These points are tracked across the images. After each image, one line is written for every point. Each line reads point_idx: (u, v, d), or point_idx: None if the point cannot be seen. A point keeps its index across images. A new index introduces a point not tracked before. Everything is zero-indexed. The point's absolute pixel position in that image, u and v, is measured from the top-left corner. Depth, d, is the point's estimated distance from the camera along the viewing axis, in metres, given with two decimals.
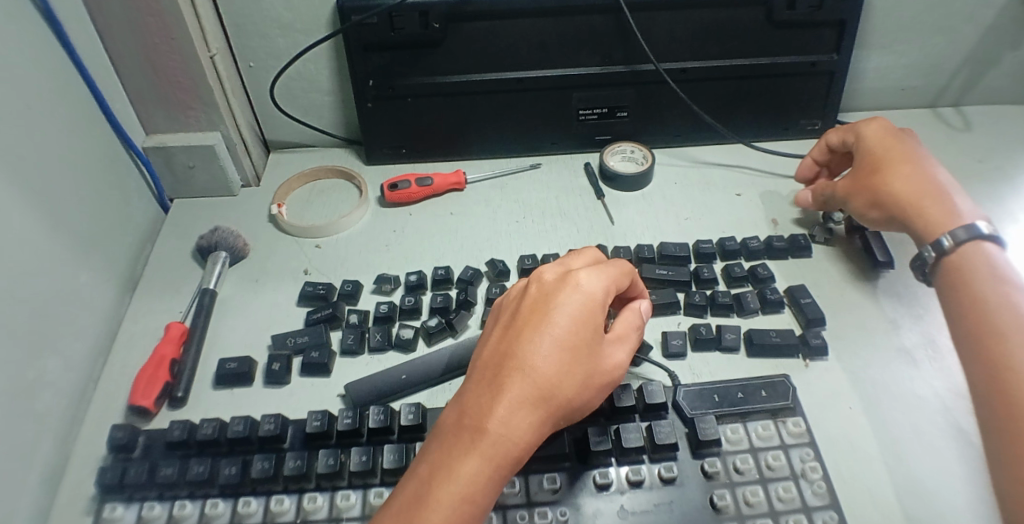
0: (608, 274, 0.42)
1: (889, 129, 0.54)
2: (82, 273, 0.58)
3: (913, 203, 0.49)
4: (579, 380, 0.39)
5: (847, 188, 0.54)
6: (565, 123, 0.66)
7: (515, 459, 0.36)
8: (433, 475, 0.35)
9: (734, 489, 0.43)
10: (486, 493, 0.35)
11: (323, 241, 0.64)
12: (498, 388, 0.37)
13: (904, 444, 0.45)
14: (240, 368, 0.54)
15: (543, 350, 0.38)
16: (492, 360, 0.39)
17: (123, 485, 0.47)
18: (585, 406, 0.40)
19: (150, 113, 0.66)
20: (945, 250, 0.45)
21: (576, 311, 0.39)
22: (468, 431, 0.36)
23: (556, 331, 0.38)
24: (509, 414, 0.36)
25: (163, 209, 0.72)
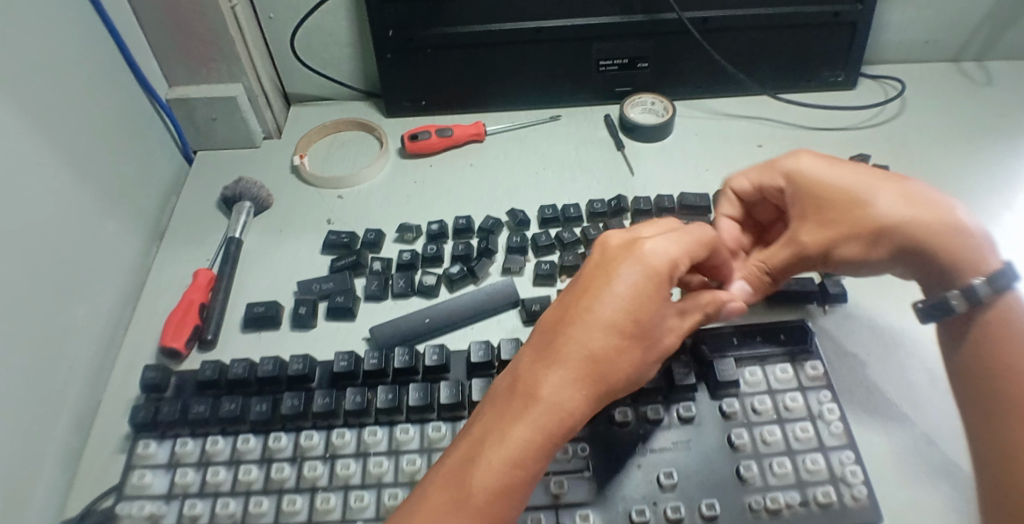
0: (678, 247, 0.40)
1: (818, 162, 0.46)
2: (111, 220, 0.59)
3: (930, 238, 0.40)
4: (636, 353, 0.39)
5: (848, 226, 0.42)
6: (584, 75, 0.66)
7: (569, 426, 0.37)
8: (484, 436, 0.36)
9: (752, 429, 0.44)
10: (537, 457, 0.36)
11: (345, 191, 0.65)
12: (555, 355, 0.38)
13: (906, 398, 0.48)
14: (267, 312, 0.56)
15: (602, 321, 0.37)
16: (550, 327, 0.39)
17: (157, 422, 0.49)
18: (641, 375, 0.41)
19: (172, 64, 0.66)
20: (980, 297, 0.38)
21: (638, 282, 0.38)
22: (523, 396, 0.37)
23: (617, 303, 0.38)
24: (563, 382, 0.37)
25: (187, 161, 0.73)
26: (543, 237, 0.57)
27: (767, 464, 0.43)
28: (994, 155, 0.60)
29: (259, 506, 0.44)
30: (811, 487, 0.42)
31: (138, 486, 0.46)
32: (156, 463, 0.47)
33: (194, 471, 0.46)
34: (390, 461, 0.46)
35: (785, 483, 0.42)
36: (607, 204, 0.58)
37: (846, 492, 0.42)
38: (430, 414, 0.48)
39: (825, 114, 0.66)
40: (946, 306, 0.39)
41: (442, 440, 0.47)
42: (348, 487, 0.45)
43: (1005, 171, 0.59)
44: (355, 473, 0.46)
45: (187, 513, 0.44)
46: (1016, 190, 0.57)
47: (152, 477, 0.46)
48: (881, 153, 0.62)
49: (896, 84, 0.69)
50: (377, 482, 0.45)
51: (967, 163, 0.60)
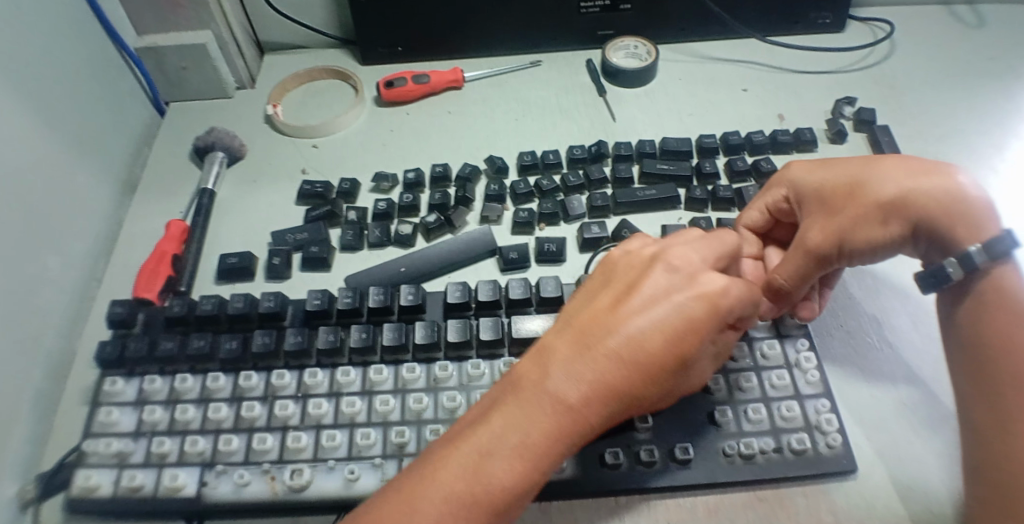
0: (745, 287, 0.37)
1: (812, 163, 0.46)
2: (79, 172, 0.57)
3: (926, 214, 0.39)
4: (665, 385, 0.36)
5: (855, 215, 0.41)
6: (566, 18, 0.63)
7: (581, 441, 0.35)
8: (506, 440, 0.33)
9: (728, 375, 0.44)
10: (549, 467, 0.34)
11: (321, 140, 0.63)
12: (595, 368, 0.34)
13: (884, 347, 0.48)
14: (240, 263, 0.55)
15: (650, 350, 0.34)
16: (594, 332, 0.35)
17: (123, 359, 0.48)
18: (658, 403, 0.38)
19: (140, 10, 0.64)
20: (976, 263, 0.38)
21: (698, 317, 0.35)
22: (552, 402, 0.34)
23: (675, 342, 0.35)
24: (594, 407, 0.34)
25: (160, 113, 0.70)
26: (521, 185, 0.55)
27: (742, 410, 0.42)
28: (984, 98, 0.59)
29: (229, 444, 0.44)
30: (785, 434, 0.42)
31: (105, 423, 0.46)
32: (124, 400, 0.47)
33: (162, 409, 0.46)
34: (363, 401, 0.46)
35: (760, 430, 0.42)
36: (587, 151, 0.57)
37: (821, 440, 0.42)
38: (404, 355, 0.48)
39: (813, 58, 0.64)
40: (941, 275, 0.39)
41: (416, 381, 0.46)
42: (321, 427, 0.45)
43: (997, 113, 0.58)
44: (327, 413, 0.45)
45: (156, 451, 0.44)
46: (1007, 135, 0.56)
47: (119, 414, 0.46)
48: (870, 98, 0.60)
49: (888, 26, 0.67)
50: (350, 422, 0.45)
51: (957, 107, 0.58)
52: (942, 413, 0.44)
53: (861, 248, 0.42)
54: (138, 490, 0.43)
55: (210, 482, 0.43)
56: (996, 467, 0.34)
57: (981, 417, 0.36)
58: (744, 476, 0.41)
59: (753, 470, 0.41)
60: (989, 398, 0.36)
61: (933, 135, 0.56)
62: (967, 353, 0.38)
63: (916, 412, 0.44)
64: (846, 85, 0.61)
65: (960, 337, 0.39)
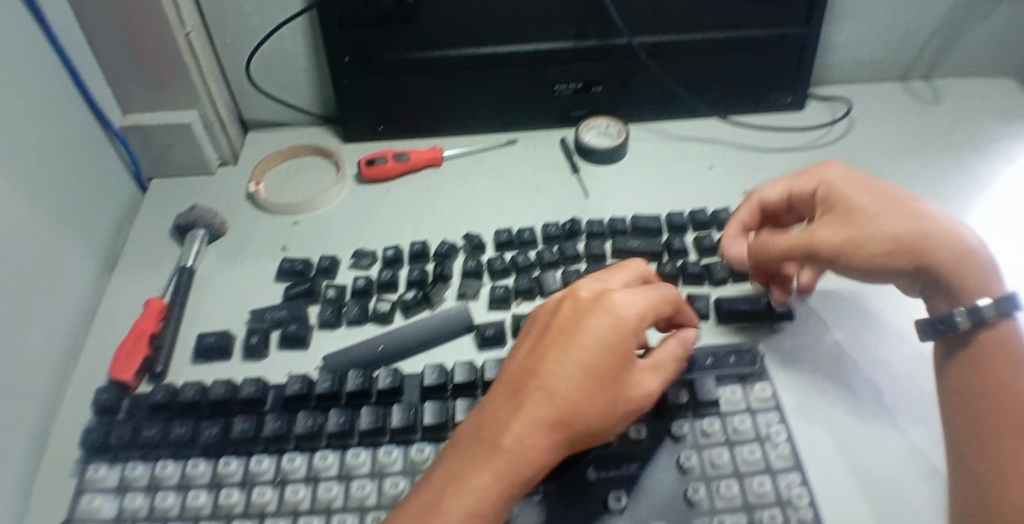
0: (645, 301, 0.41)
1: (849, 171, 0.49)
2: (60, 251, 0.57)
3: (932, 253, 0.42)
4: (601, 405, 0.38)
5: (861, 238, 0.43)
6: (540, 99, 0.66)
7: (529, 478, 0.37)
8: (446, 484, 0.36)
9: (700, 451, 0.45)
10: (497, 507, 0.35)
11: (301, 217, 0.64)
12: (519, 406, 0.37)
13: (857, 410, 0.48)
14: (218, 342, 0.55)
15: (566, 373, 0.38)
16: (517, 374, 0.39)
17: (108, 446, 0.47)
18: (611, 428, 0.40)
19: (127, 93, 0.65)
20: (985, 317, 0.40)
21: (605, 333, 0.39)
22: (485, 444, 0.37)
23: (583, 354, 0.38)
24: (525, 435, 0.36)
25: (142, 189, 0.71)
26: (498, 261, 0.57)
27: (715, 487, 0.42)
28: (940, 172, 0.62)
29: None
30: (759, 510, 0.41)
31: (87, 510, 0.45)
32: (106, 487, 0.46)
33: (142, 496, 0.45)
34: (339, 486, 0.45)
35: (733, 507, 0.42)
36: (562, 227, 0.58)
37: (793, 515, 0.41)
38: (382, 438, 0.47)
39: (774, 135, 0.67)
40: (950, 321, 0.41)
41: (393, 464, 0.46)
42: (297, 513, 0.44)
43: (952, 185, 0.61)
44: (304, 499, 0.44)
45: None
46: (963, 208, 0.58)
47: (102, 500, 0.45)
48: None
49: (846, 104, 0.71)
50: (326, 508, 0.44)
51: (915, 180, 0.62)
52: (919, 480, 0.43)
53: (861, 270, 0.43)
54: None
55: None
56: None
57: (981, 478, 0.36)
58: None
59: None
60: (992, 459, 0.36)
61: None
62: (963, 409, 0.39)
63: (895, 480, 0.44)
64: (806, 160, 0.64)
65: (961, 389, 0.40)
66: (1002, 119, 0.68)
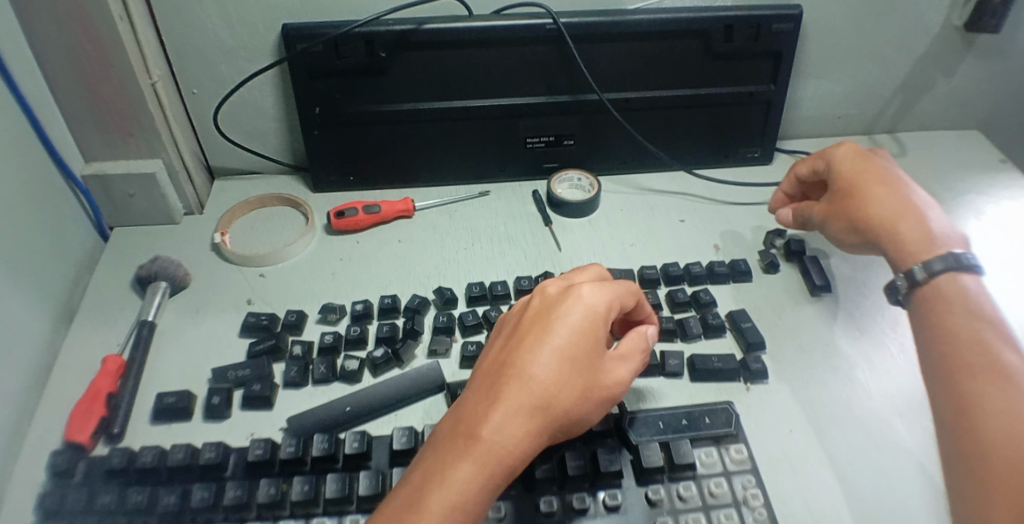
0: (614, 289, 0.42)
1: (859, 154, 0.55)
2: (14, 306, 0.55)
3: (888, 226, 0.49)
4: (579, 391, 0.38)
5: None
6: (512, 151, 0.67)
7: (510, 469, 0.36)
8: (425, 483, 0.35)
9: (677, 517, 0.44)
10: (478, 501, 0.35)
11: (268, 269, 0.63)
12: (496, 396, 0.37)
13: (838, 468, 0.47)
14: (178, 403, 0.52)
15: (542, 363, 0.38)
16: (492, 369, 0.39)
17: (61, 512, 0.45)
18: (587, 416, 0.40)
19: (90, 139, 0.64)
20: (935, 269, 0.45)
21: (579, 321, 0.39)
22: (463, 438, 0.36)
23: (558, 342, 0.39)
24: (504, 423, 0.36)
25: (103, 238, 0.69)
26: (470, 316, 0.56)
27: None
28: None
29: None
30: None
31: None
32: None
33: None
34: None
35: None
36: (534, 281, 0.57)
37: None
38: (348, 506, 0.45)
39: (741, 189, 0.68)
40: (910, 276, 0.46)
41: None
42: None
43: None
44: None
45: None
46: None
47: None
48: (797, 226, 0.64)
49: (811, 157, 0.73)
50: None
51: None
52: None
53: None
54: None
55: None
56: (993, 485, 0.33)
57: (967, 439, 0.36)
58: None
59: None
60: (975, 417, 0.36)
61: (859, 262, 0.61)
62: (936, 379, 0.40)
63: None
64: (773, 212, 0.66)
65: (934, 360, 0.41)
66: (959, 173, 0.71)
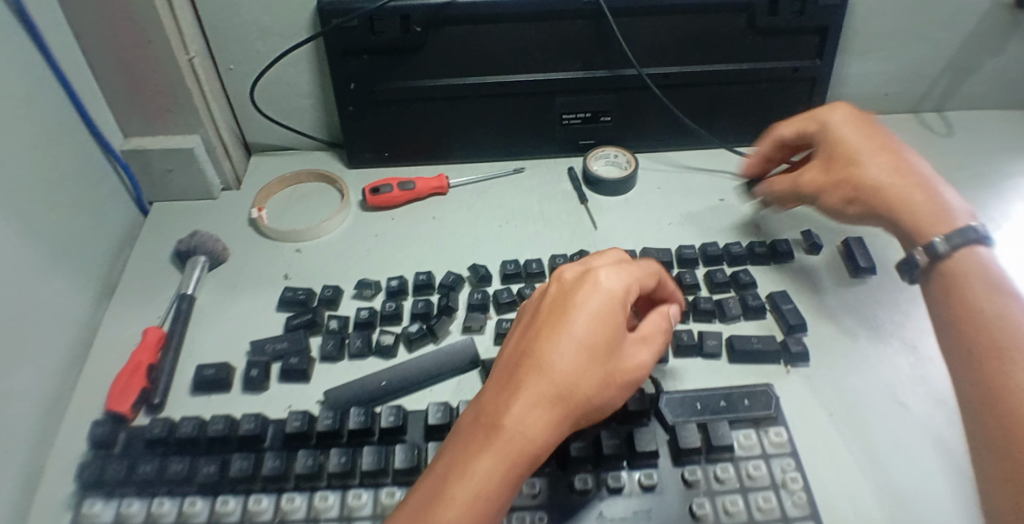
0: (629, 273, 0.42)
1: (850, 122, 0.55)
2: (56, 279, 0.56)
3: (906, 200, 0.50)
4: (599, 378, 0.38)
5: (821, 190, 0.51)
6: (547, 128, 0.66)
7: (532, 458, 0.36)
8: (447, 475, 0.36)
9: (714, 498, 0.43)
10: (500, 492, 0.35)
11: (304, 245, 0.63)
12: (516, 387, 0.37)
13: (878, 455, 0.46)
14: (218, 375, 0.53)
15: (559, 350, 0.38)
16: (512, 360, 0.39)
17: (103, 481, 0.47)
18: (609, 401, 0.40)
19: (129, 116, 0.64)
20: (940, 252, 0.45)
21: (597, 307, 0.39)
22: (484, 429, 0.37)
23: (576, 330, 0.38)
24: (524, 413, 0.36)
25: (143, 213, 0.70)
26: (504, 294, 0.55)
27: None
28: None
29: None
30: None
31: None
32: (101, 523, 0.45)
33: None
34: None
35: None
36: (569, 260, 0.57)
37: None
38: (384, 478, 0.46)
39: (786, 166, 0.67)
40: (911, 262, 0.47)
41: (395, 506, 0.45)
42: None
43: None
44: None
45: None
46: None
47: None
48: None
49: None
50: None
51: None
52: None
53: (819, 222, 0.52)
54: None
55: None
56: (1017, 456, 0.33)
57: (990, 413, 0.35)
58: None
59: None
60: (996, 388, 0.36)
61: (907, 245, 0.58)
62: (959, 358, 0.40)
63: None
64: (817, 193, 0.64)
65: (956, 338, 0.41)
66: (1014, 154, 0.68)
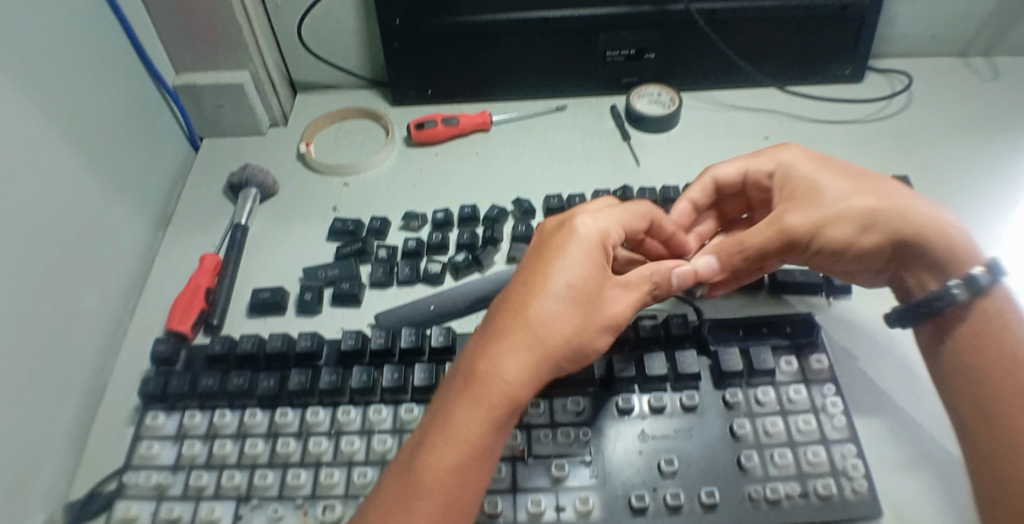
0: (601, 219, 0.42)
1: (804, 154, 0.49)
2: (117, 206, 0.59)
3: (902, 225, 0.43)
4: (571, 320, 0.39)
5: (839, 209, 0.44)
6: (591, 67, 0.66)
7: (510, 400, 0.38)
8: (431, 422, 0.38)
9: (754, 419, 0.45)
10: (477, 433, 0.37)
11: (351, 179, 0.65)
12: (490, 334, 0.39)
13: (907, 385, 0.48)
14: (272, 298, 0.56)
15: (529, 296, 0.39)
16: (490, 313, 0.41)
17: (166, 395, 0.49)
18: (589, 343, 0.40)
19: (181, 52, 0.66)
20: (981, 286, 0.40)
21: (564, 254, 0.40)
22: (462, 376, 0.39)
23: (545, 276, 0.40)
24: (495, 357, 0.38)
25: (194, 148, 0.73)
26: None
27: (768, 455, 0.43)
28: (999, 151, 0.61)
29: (265, 479, 0.45)
30: (811, 479, 0.42)
31: (146, 456, 0.47)
32: (165, 434, 0.48)
33: (201, 443, 0.47)
34: (394, 439, 0.47)
35: (786, 475, 0.43)
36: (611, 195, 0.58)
37: (847, 486, 0.42)
38: (434, 395, 0.49)
39: (834, 105, 0.67)
40: (947, 297, 0.41)
41: None
42: (352, 463, 0.46)
43: (1013, 165, 0.60)
44: (359, 450, 0.46)
45: (194, 484, 0.45)
46: (1021, 185, 0.58)
47: (160, 447, 0.47)
48: (885, 146, 0.63)
49: (905, 78, 0.70)
50: (381, 460, 0.46)
51: (973, 159, 0.61)
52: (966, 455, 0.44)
53: (833, 242, 0.45)
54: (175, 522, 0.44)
55: (244, 516, 0.44)
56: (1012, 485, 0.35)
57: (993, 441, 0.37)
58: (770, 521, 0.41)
59: (779, 516, 0.41)
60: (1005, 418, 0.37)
61: (952, 186, 0.58)
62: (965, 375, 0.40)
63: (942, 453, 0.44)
64: (862, 134, 0.64)
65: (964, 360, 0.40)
66: None
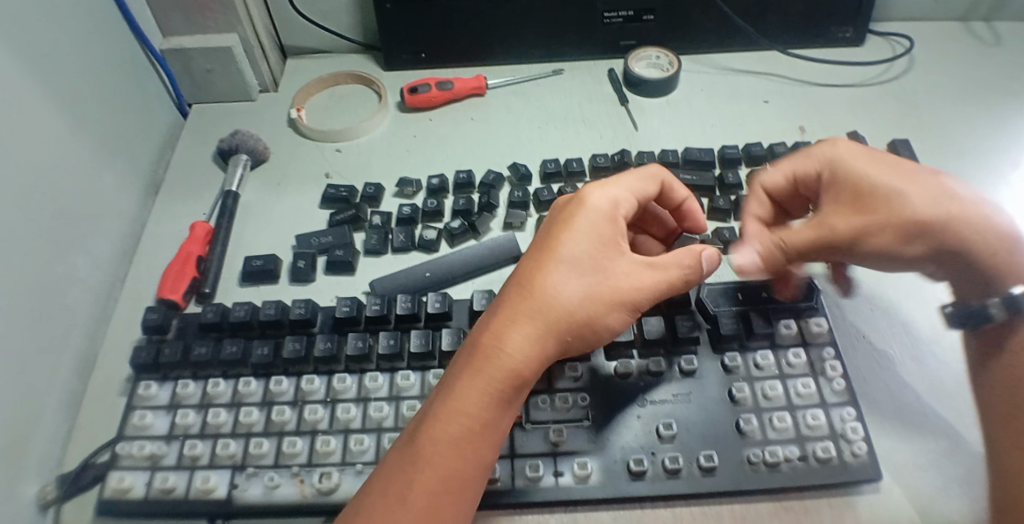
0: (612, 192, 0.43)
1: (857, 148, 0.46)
2: (107, 172, 0.57)
3: (956, 233, 0.42)
4: (576, 290, 0.39)
5: (889, 218, 0.42)
6: (590, 29, 0.65)
7: (510, 367, 0.37)
8: (436, 390, 0.39)
9: (753, 384, 0.45)
10: (477, 399, 0.37)
11: (344, 145, 0.64)
12: (497, 304, 0.40)
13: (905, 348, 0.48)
14: (266, 265, 0.55)
15: (536, 266, 0.40)
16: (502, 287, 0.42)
17: (158, 364, 0.49)
18: (598, 319, 0.40)
19: (168, 15, 0.64)
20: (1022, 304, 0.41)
21: (572, 225, 0.41)
22: (468, 345, 0.39)
23: (552, 246, 0.40)
24: (499, 323, 0.38)
25: (183, 115, 0.71)
26: (545, 192, 0.56)
27: (767, 418, 0.43)
28: (1001, 116, 0.61)
29: (260, 448, 0.44)
30: (810, 442, 0.42)
31: (139, 427, 0.46)
32: (158, 404, 0.47)
33: (195, 412, 0.46)
34: (391, 407, 0.46)
35: (785, 438, 0.43)
36: (610, 160, 0.57)
37: (846, 448, 0.42)
38: (431, 362, 0.48)
39: (835, 68, 0.66)
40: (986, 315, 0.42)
41: None
42: (349, 430, 0.45)
43: (1014, 129, 0.59)
44: (356, 417, 0.46)
45: (188, 453, 0.44)
46: (1020, 149, 0.57)
47: (153, 417, 0.46)
48: (887, 110, 0.62)
49: (906, 41, 0.69)
50: (378, 427, 0.45)
51: (975, 123, 0.60)
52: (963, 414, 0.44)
53: (878, 251, 0.43)
54: (170, 491, 0.43)
55: (240, 485, 0.44)
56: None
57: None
58: (770, 485, 0.41)
59: (779, 479, 0.41)
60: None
61: (953, 149, 0.58)
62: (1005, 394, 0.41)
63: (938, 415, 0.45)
64: (863, 98, 0.63)
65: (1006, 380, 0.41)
66: None
